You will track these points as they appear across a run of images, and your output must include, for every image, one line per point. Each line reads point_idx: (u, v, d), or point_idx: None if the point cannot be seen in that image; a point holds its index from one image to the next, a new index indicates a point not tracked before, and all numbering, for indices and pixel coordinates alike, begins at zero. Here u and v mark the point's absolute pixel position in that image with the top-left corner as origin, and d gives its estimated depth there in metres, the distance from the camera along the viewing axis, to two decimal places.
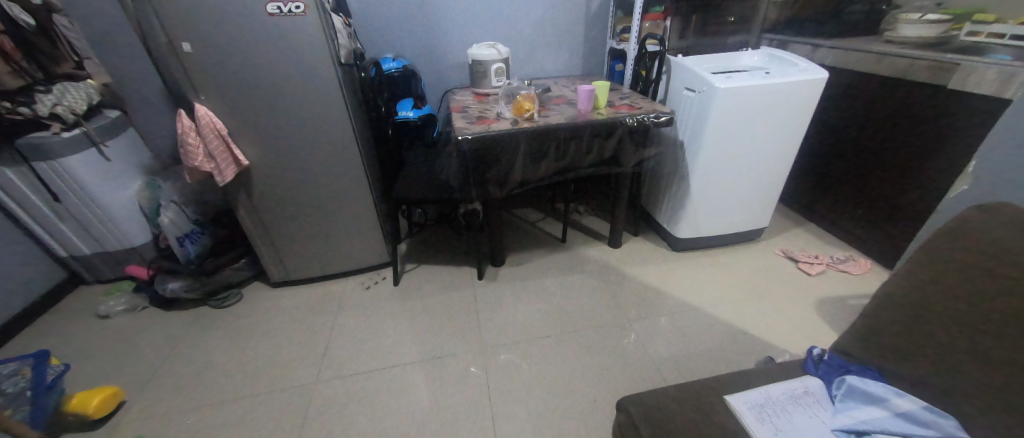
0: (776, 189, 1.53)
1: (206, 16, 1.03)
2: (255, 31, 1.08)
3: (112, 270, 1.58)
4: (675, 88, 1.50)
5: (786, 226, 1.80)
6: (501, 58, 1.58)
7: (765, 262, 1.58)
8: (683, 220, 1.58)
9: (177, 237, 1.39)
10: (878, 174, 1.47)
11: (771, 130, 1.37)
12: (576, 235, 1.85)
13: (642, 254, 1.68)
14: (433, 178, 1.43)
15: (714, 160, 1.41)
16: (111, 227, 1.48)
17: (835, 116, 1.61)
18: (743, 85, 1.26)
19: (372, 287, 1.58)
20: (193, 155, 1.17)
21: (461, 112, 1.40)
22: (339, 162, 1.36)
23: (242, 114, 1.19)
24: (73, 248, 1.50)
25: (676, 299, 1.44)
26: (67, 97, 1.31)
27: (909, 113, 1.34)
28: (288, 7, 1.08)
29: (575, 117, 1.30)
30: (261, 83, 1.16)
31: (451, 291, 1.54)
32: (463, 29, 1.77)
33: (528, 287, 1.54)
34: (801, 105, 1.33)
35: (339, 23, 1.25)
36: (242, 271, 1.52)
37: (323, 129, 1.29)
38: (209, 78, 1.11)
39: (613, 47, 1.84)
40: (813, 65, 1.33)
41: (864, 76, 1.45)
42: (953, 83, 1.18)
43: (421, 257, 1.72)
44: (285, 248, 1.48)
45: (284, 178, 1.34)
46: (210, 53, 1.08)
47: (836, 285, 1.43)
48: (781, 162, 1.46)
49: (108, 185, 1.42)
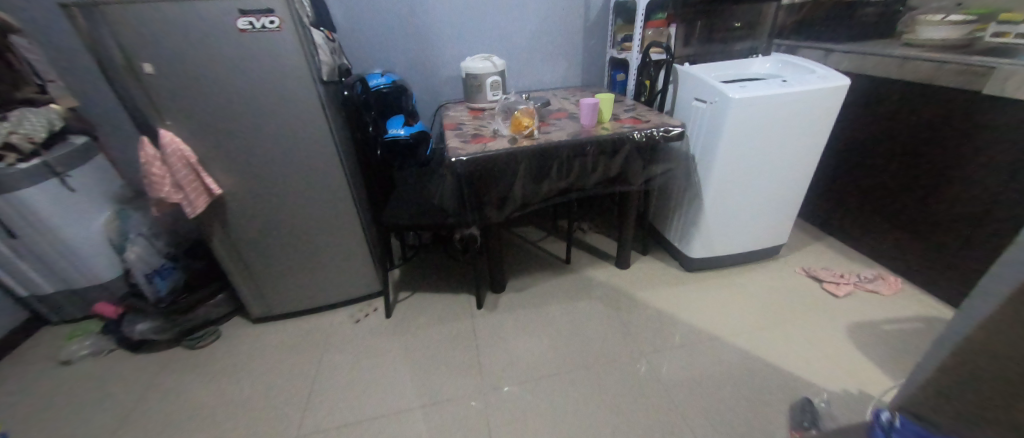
0: (795, 204, 1.43)
1: (169, 33, 0.93)
2: (225, 49, 0.98)
3: (78, 308, 1.46)
4: (683, 99, 1.41)
5: (803, 241, 1.70)
6: (496, 71, 1.49)
7: (786, 282, 1.47)
8: (696, 239, 1.47)
9: (144, 273, 1.28)
10: (904, 186, 1.37)
11: (790, 142, 1.27)
12: (581, 256, 1.73)
13: (652, 275, 1.57)
14: (425, 202, 1.32)
15: (730, 176, 1.31)
16: (76, 264, 1.36)
17: (853, 124, 1.52)
18: (760, 95, 1.16)
19: (363, 320, 1.45)
20: (158, 186, 1.06)
21: (455, 130, 1.30)
22: (324, 187, 1.26)
23: (214, 140, 1.09)
24: (34, 287, 1.38)
25: (693, 326, 1.32)
26: (24, 124, 1.21)
27: (937, 120, 1.24)
28: (261, 22, 0.98)
29: (578, 133, 1.21)
30: (234, 105, 1.06)
31: (448, 322, 1.42)
32: (456, 41, 1.69)
33: (532, 316, 1.42)
34: (822, 115, 1.23)
35: (321, 38, 1.16)
36: (220, 307, 1.40)
37: (306, 153, 1.18)
38: (176, 102, 1.01)
39: (613, 56, 1.75)
40: (833, 71, 1.24)
41: (885, 82, 1.37)
42: (988, 88, 1.09)
43: (416, 284, 1.60)
44: (267, 281, 1.37)
45: (263, 206, 1.23)
46: (174, 74, 0.98)
47: (866, 308, 1.32)
48: (800, 175, 1.36)
49: (71, 218, 1.30)
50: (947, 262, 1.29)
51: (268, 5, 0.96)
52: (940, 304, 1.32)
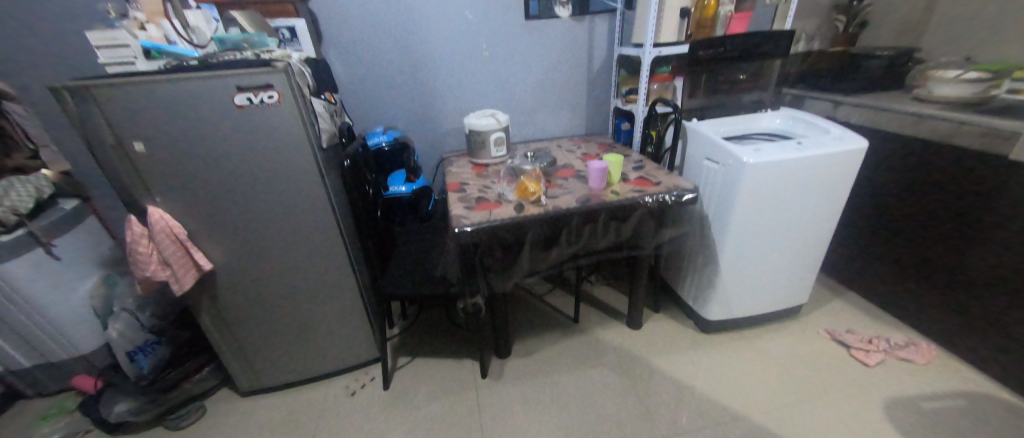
0: (815, 264, 1.36)
1: (164, 111, 0.89)
2: (220, 125, 0.94)
3: (56, 382, 1.37)
4: (692, 157, 1.37)
5: (823, 297, 1.62)
6: (500, 127, 1.45)
7: (810, 348, 1.39)
8: (712, 301, 1.40)
9: (126, 351, 1.18)
10: (931, 246, 1.31)
11: (809, 204, 1.21)
12: (590, 313, 1.65)
13: (666, 338, 1.48)
14: (427, 268, 1.26)
15: (747, 238, 1.24)
16: (56, 335, 1.29)
17: (870, 179, 1.46)
18: (776, 159, 1.12)
19: (359, 393, 1.35)
20: (144, 264, 0.99)
21: (458, 192, 1.26)
22: (321, 256, 1.20)
23: (206, 215, 1.04)
24: (9, 361, 1.30)
25: (715, 401, 1.23)
26: (11, 195, 1.16)
27: (960, 181, 1.19)
28: (260, 96, 0.94)
29: (587, 198, 1.15)
30: (229, 179, 1.01)
31: (451, 395, 1.32)
32: (457, 95, 1.66)
33: (540, 388, 1.32)
34: (840, 176, 1.18)
35: (322, 106, 1.13)
36: (206, 380, 1.33)
37: (303, 224, 1.13)
38: (168, 180, 0.97)
39: (617, 106, 1.72)
40: (847, 132, 1.21)
41: (901, 138, 1.34)
42: (1016, 154, 1.04)
43: (416, 348, 1.51)
44: (258, 353, 1.28)
45: (256, 278, 1.16)
46: (167, 151, 0.94)
47: (900, 380, 1.23)
48: (820, 235, 1.30)
49: (53, 288, 1.25)
50: (983, 330, 1.21)
51: (267, 80, 0.94)
52: (979, 375, 1.23)
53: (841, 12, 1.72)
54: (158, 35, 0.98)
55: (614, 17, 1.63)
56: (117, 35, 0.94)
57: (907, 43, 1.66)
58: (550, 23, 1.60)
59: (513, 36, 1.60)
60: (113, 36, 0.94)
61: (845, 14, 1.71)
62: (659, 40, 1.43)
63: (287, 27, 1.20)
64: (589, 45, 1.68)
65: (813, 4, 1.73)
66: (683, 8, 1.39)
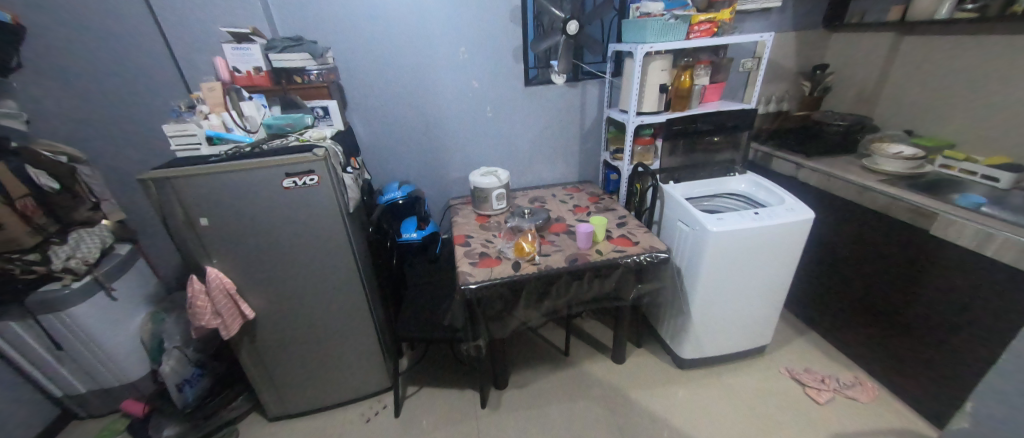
0: (773, 312, 1.56)
1: (227, 193, 1.10)
2: (270, 202, 1.14)
3: (106, 405, 1.55)
4: (669, 217, 1.56)
5: (787, 337, 1.81)
6: (501, 185, 1.65)
7: (772, 385, 1.58)
8: (685, 341, 1.59)
9: (177, 383, 1.39)
10: (873, 299, 1.50)
11: (766, 264, 1.41)
12: (579, 347, 1.83)
13: (646, 373, 1.67)
14: (435, 313, 1.44)
15: (713, 291, 1.44)
16: (110, 366, 1.45)
17: (827, 235, 1.65)
18: (735, 229, 1.31)
19: (373, 420, 1.54)
20: (200, 315, 1.18)
21: (465, 246, 1.45)
22: (344, 303, 1.38)
23: (252, 272, 1.23)
24: (69, 387, 1.47)
25: (683, 434, 1.41)
26: (81, 248, 1.34)
27: (892, 247, 1.39)
28: (303, 180, 1.14)
29: (574, 257, 1.35)
30: (272, 244, 1.20)
31: (454, 423, 1.50)
32: (463, 149, 1.86)
33: (532, 419, 1.50)
34: (790, 242, 1.38)
35: (350, 178, 1.32)
36: (239, 407, 1.53)
37: (331, 278, 1.32)
38: (223, 245, 1.16)
39: (606, 159, 1.91)
40: (799, 203, 1.41)
41: (849, 203, 1.53)
42: (934, 230, 1.24)
43: (423, 378, 1.69)
44: (286, 385, 1.47)
45: (289, 322, 1.35)
46: (225, 224, 1.14)
47: (846, 418, 1.42)
48: (777, 288, 1.49)
49: (111, 326, 1.41)
50: (914, 376, 1.40)
51: (310, 167, 1.14)
52: (912, 414, 1.42)
53: (807, 78, 1.94)
54: (218, 123, 1.24)
55: (603, 83, 1.83)
56: (187, 127, 1.18)
57: (862, 111, 1.87)
58: (545, 89, 1.81)
59: (513, 99, 1.80)
60: (184, 128, 1.17)
61: (810, 80, 1.93)
62: (642, 109, 1.61)
63: (321, 107, 1.45)
64: (581, 106, 1.88)
65: (781, 72, 1.95)
66: (661, 84, 1.56)
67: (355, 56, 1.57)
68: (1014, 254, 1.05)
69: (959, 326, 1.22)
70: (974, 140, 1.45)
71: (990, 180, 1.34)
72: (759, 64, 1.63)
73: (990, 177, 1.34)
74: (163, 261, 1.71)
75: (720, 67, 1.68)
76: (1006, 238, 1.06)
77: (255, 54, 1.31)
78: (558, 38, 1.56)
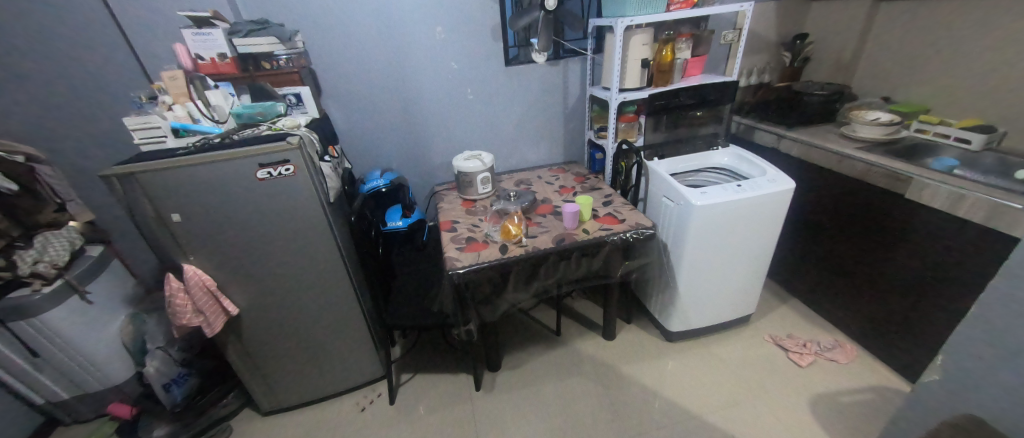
0: (755, 282, 1.60)
1: (199, 186, 1.06)
2: (244, 194, 1.10)
3: (92, 409, 1.52)
4: (654, 193, 1.56)
5: (771, 306, 1.86)
6: (486, 168, 1.62)
7: (757, 351, 1.63)
8: (674, 315, 1.62)
9: (164, 384, 1.37)
10: (855, 265, 1.53)
11: (750, 234, 1.43)
12: (570, 326, 1.85)
13: (636, 347, 1.70)
14: (424, 301, 1.42)
15: (699, 263, 1.46)
16: (92, 370, 1.41)
17: (807, 205, 1.68)
18: (719, 201, 1.31)
19: (368, 408, 1.54)
20: (181, 314, 1.16)
21: (450, 231, 1.42)
22: (330, 295, 1.35)
23: (231, 268, 1.19)
24: (50, 394, 1.43)
25: (674, 403, 1.45)
26: (49, 250, 1.28)
27: (871, 213, 1.41)
28: (278, 170, 1.11)
29: (561, 237, 1.34)
30: (250, 240, 1.17)
31: (450, 407, 1.51)
32: (444, 133, 1.82)
33: (525, 398, 1.52)
34: (773, 212, 1.40)
35: (329, 168, 1.28)
36: (230, 404, 1.52)
37: (316, 270, 1.29)
38: (198, 242, 1.13)
39: (591, 137, 1.89)
40: (780, 174, 1.42)
41: (829, 172, 1.55)
42: (909, 194, 1.26)
43: (417, 365, 1.70)
44: (276, 379, 1.45)
45: (274, 317, 1.32)
46: (199, 220, 1.10)
47: (826, 378, 1.49)
48: (760, 257, 1.52)
49: (89, 331, 1.36)
50: (891, 335, 1.46)
51: (284, 157, 1.09)
52: (889, 372, 1.49)
53: (787, 48, 1.94)
54: (184, 114, 1.20)
55: (585, 60, 1.80)
56: (152, 119, 1.13)
57: (841, 80, 1.89)
58: (526, 68, 1.77)
59: (494, 80, 1.75)
60: (148, 120, 1.13)
61: (790, 50, 1.93)
62: (625, 86, 1.59)
63: (294, 93, 1.40)
64: (563, 85, 1.85)
65: (762, 43, 1.94)
66: (644, 59, 1.53)
67: (325, 39, 1.50)
68: (984, 213, 1.08)
69: (932, 285, 1.27)
70: (948, 104, 1.48)
71: (963, 142, 1.38)
72: (739, 36, 1.61)
73: (962, 139, 1.37)
74: (139, 261, 1.66)
75: (703, 40, 1.65)
76: (977, 198, 1.09)
77: (218, 39, 1.26)
78: (537, 14, 1.51)
